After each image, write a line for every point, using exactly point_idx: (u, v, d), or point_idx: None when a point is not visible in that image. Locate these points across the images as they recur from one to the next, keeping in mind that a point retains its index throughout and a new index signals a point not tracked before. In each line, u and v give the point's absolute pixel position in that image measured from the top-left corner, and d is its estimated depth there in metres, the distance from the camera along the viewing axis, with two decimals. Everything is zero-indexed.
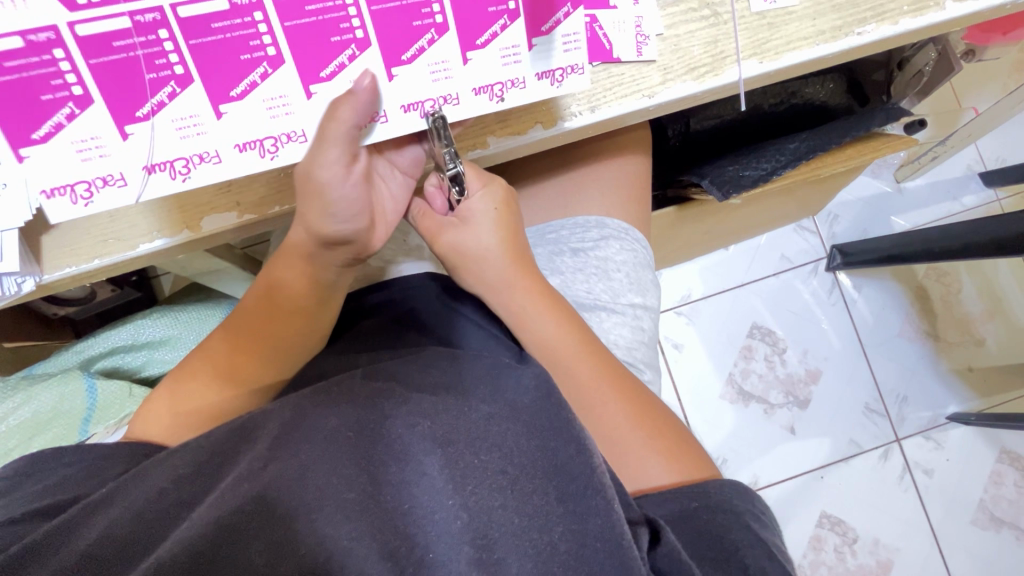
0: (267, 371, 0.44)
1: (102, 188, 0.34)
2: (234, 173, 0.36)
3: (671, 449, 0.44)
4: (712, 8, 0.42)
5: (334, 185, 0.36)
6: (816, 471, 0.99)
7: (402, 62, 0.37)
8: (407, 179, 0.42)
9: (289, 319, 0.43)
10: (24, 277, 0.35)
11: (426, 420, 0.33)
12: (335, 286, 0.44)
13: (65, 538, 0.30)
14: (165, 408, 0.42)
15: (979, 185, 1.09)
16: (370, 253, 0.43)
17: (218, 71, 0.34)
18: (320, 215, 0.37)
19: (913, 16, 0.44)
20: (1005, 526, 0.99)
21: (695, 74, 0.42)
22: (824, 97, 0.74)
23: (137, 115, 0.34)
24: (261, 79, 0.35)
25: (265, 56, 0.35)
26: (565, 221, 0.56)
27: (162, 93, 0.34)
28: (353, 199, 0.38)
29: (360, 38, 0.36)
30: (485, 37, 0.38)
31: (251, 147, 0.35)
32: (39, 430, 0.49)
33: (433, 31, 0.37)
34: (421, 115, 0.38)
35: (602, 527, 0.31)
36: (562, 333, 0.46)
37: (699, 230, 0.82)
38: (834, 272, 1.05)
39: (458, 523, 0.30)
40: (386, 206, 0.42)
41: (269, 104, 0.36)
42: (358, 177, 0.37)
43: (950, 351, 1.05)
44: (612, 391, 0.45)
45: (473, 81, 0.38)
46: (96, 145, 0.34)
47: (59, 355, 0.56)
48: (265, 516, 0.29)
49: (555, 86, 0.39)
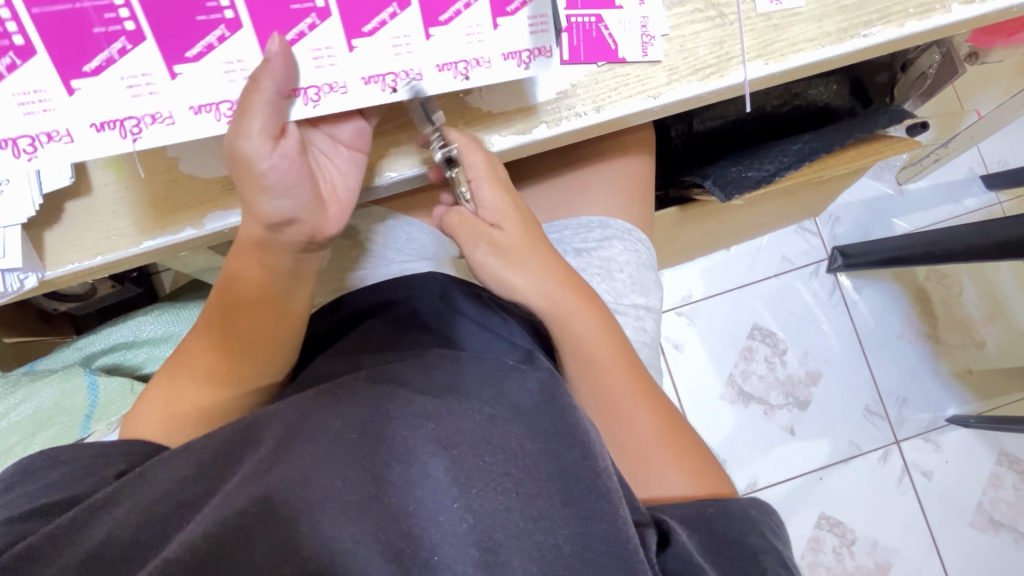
0: (250, 369, 0.43)
1: (47, 144, 0.33)
2: (188, 136, 0.35)
3: (695, 465, 0.45)
4: (718, 9, 0.42)
5: (259, 156, 0.34)
6: (816, 472, 0.99)
7: (362, 34, 0.36)
8: (354, 153, 0.38)
9: (258, 313, 0.43)
10: (27, 273, 0.36)
11: (431, 422, 0.33)
12: (297, 274, 0.43)
13: (69, 538, 0.30)
14: (153, 416, 0.42)
15: (981, 187, 1.09)
16: (327, 235, 0.40)
17: (172, 29, 0.33)
18: (257, 194, 0.36)
19: (919, 19, 0.44)
20: (1003, 529, 1.00)
21: (700, 75, 0.42)
22: (827, 99, 0.74)
23: (85, 70, 0.32)
24: (218, 41, 0.34)
25: (222, 18, 0.34)
26: (569, 221, 0.56)
27: (112, 49, 0.33)
28: (285, 172, 0.35)
29: (321, 7, 0.35)
30: (448, 13, 0.37)
31: (206, 110, 0.34)
32: (41, 427, 0.49)
33: (394, 5, 0.36)
34: (383, 88, 0.37)
35: (608, 532, 0.31)
36: (604, 346, 0.46)
37: (702, 230, 0.81)
38: (835, 273, 1.05)
39: (464, 525, 0.30)
40: (337, 185, 0.39)
41: (227, 67, 0.34)
42: (287, 149, 0.35)
43: (950, 353, 1.05)
44: (644, 405, 0.46)
45: (435, 56, 0.37)
46: (39, 99, 0.32)
47: (60, 351, 0.56)
48: (269, 518, 0.29)
49: (521, 67, 0.38)
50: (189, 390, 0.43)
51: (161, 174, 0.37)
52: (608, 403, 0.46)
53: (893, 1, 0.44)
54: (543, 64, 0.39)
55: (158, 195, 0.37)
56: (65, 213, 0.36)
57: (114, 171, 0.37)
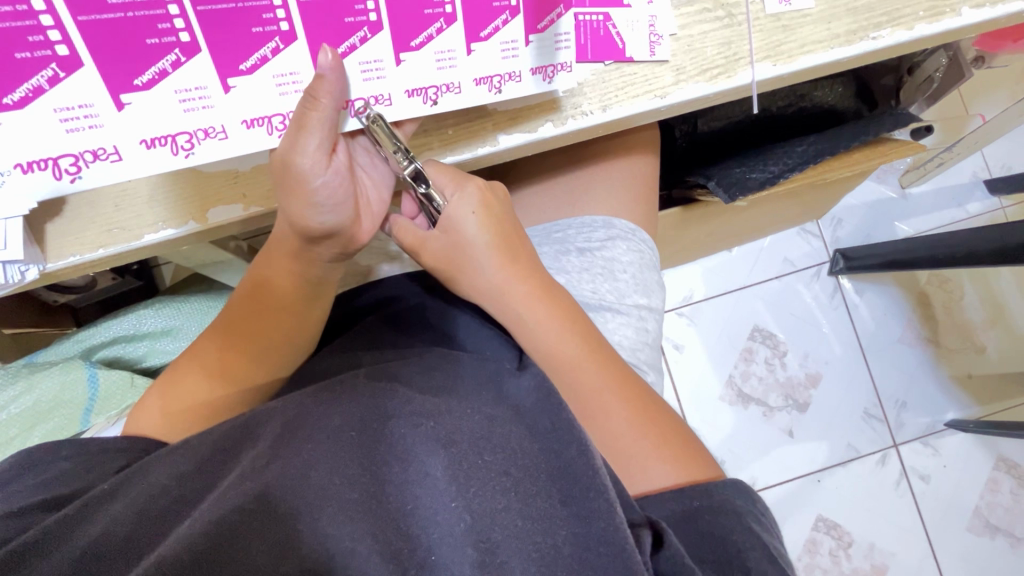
0: (266, 367, 0.45)
1: (92, 163, 0.33)
2: (240, 150, 0.35)
3: (677, 453, 0.43)
4: (727, 9, 0.42)
5: (315, 174, 0.36)
6: (813, 475, 0.99)
7: (410, 49, 0.37)
8: (387, 170, 0.42)
9: (283, 315, 0.44)
10: (28, 265, 0.35)
11: (430, 420, 0.33)
12: (324, 280, 0.45)
13: (64, 535, 0.30)
14: (162, 404, 0.42)
15: (984, 193, 1.09)
16: (358, 246, 0.43)
17: (226, 42, 0.33)
18: (305, 207, 0.37)
19: (929, 22, 0.44)
20: (999, 533, 1.00)
21: (708, 75, 0.42)
22: (832, 101, 0.74)
23: (135, 84, 0.32)
24: (271, 55, 0.34)
25: (277, 31, 0.34)
26: (573, 220, 0.56)
27: (166, 61, 0.33)
28: (334, 189, 0.38)
29: (373, 20, 0.36)
30: (488, 29, 0.38)
31: (258, 124, 0.35)
32: (41, 419, 0.49)
33: (442, 20, 0.37)
34: (424, 101, 0.38)
35: (605, 530, 0.31)
36: (563, 340, 0.45)
37: (705, 230, 0.81)
38: (837, 276, 1.05)
39: (462, 525, 0.30)
40: (371, 198, 0.42)
41: (279, 81, 0.35)
42: (338, 167, 0.37)
43: (950, 357, 1.05)
44: (619, 401, 0.44)
45: (474, 71, 0.38)
46: (84, 113, 0.32)
47: (60, 343, 0.56)
48: (269, 516, 0.29)
49: (546, 82, 0.39)
50: (201, 381, 0.43)
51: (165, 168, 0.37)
52: (583, 400, 0.44)
53: (903, 3, 0.44)
54: (568, 78, 0.40)
55: (163, 191, 0.37)
56: (66, 205, 0.36)
57: None
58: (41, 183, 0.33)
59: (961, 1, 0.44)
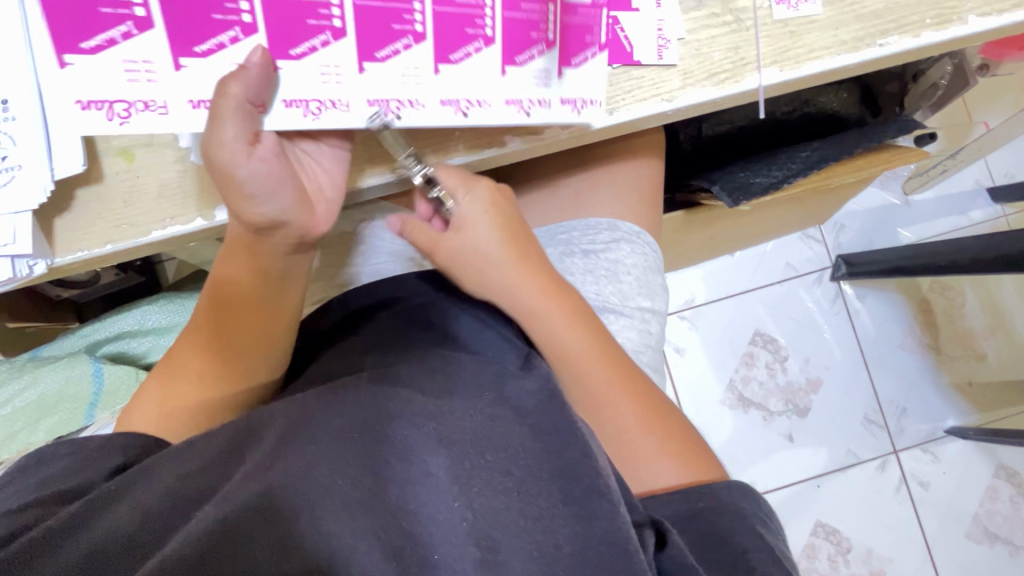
0: (244, 368, 0.44)
1: (140, 112, 0.33)
2: (274, 126, 0.36)
3: (680, 448, 0.44)
4: (734, 15, 0.42)
5: (237, 163, 0.34)
6: (813, 480, 0.99)
7: (449, 61, 0.38)
8: (338, 150, 0.38)
9: (247, 314, 0.43)
10: (36, 259, 0.36)
11: (431, 421, 0.33)
12: (288, 274, 0.42)
13: (70, 535, 0.30)
14: (149, 412, 0.42)
15: (987, 200, 1.09)
16: (317, 233, 0.40)
17: (283, 29, 0.35)
18: (241, 200, 0.35)
19: (934, 30, 0.44)
20: (998, 541, 1.00)
21: (715, 80, 0.42)
22: (835, 108, 0.74)
23: (195, 50, 0.34)
24: (321, 46, 0.36)
25: (329, 26, 0.36)
26: (578, 222, 0.56)
27: (225, 36, 0.34)
28: (265, 176, 0.35)
29: (418, 31, 0.37)
30: (524, 54, 0.39)
31: (296, 105, 0.36)
32: (45, 414, 0.49)
33: (480, 41, 0.39)
34: (457, 111, 0.39)
35: (608, 531, 0.31)
36: (569, 336, 0.45)
37: (707, 234, 0.81)
38: (839, 282, 1.05)
39: (464, 523, 0.30)
40: (322, 182, 0.38)
41: (323, 70, 0.36)
42: (265, 154, 0.35)
43: (951, 365, 1.05)
44: (621, 397, 0.44)
45: (506, 90, 0.39)
46: (145, 68, 0.33)
47: (66, 338, 0.56)
48: (269, 515, 0.29)
49: (574, 113, 0.40)
50: (185, 387, 0.43)
51: (173, 165, 0.37)
52: (586, 398, 0.44)
53: (910, 11, 0.44)
54: (595, 111, 0.41)
55: (170, 189, 0.37)
56: (75, 201, 0.36)
57: (127, 160, 0.37)
58: (94, 122, 0.33)
59: (968, 10, 0.44)
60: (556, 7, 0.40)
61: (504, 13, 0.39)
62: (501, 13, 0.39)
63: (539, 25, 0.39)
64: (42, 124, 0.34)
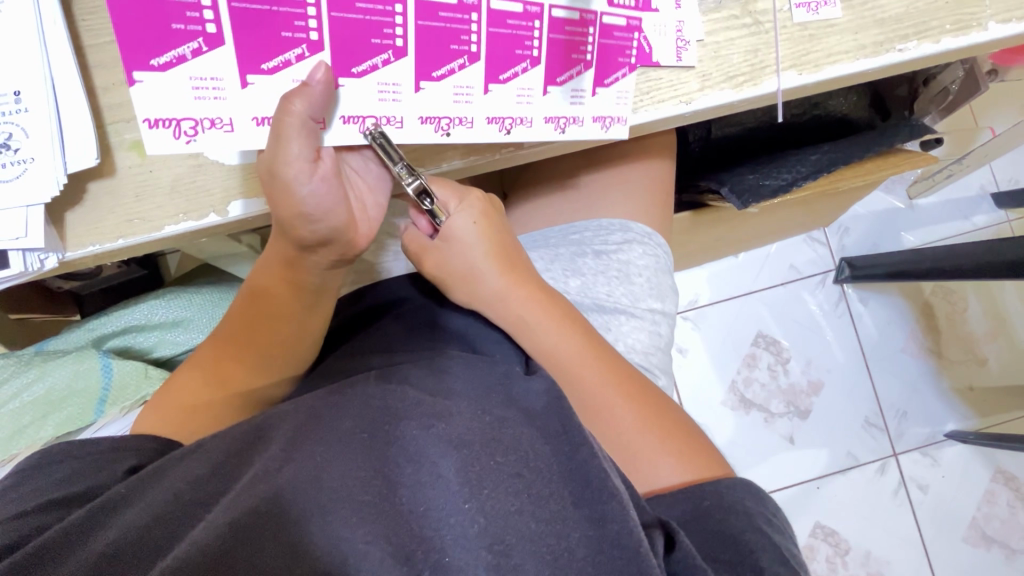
0: (268, 372, 0.45)
1: (208, 129, 0.34)
2: (332, 142, 0.37)
3: (685, 449, 0.43)
4: (755, 17, 0.42)
5: (299, 183, 0.35)
6: (812, 481, 1.00)
7: (498, 81, 0.39)
8: (382, 170, 0.40)
9: (283, 323, 0.44)
10: (48, 253, 0.36)
11: (441, 422, 0.32)
12: (324, 287, 0.44)
13: (83, 538, 0.30)
14: (166, 414, 0.41)
15: (991, 206, 1.10)
16: (357, 250, 0.42)
17: (346, 46, 0.36)
18: (296, 217, 0.36)
19: (955, 36, 0.44)
20: (994, 544, 1.00)
21: (734, 82, 0.42)
22: (845, 110, 0.74)
23: (262, 68, 0.34)
24: (382, 65, 0.37)
25: (391, 45, 0.36)
26: (590, 222, 0.56)
27: (292, 53, 0.35)
28: (323, 198, 0.36)
29: (473, 52, 0.38)
30: (564, 75, 0.41)
31: (355, 122, 0.37)
32: (54, 408, 0.49)
33: (527, 62, 0.40)
34: (500, 129, 0.40)
35: (619, 533, 0.31)
36: (564, 341, 0.45)
37: (713, 235, 0.81)
38: (842, 285, 1.06)
39: (475, 527, 0.29)
40: (366, 202, 0.41)
41: (381, 88, 0.37)
42: (326, 174, 0.36)
43: (952, 369, 1.06)
44: (624, 400, 0.44)
45: (546, 109, 0.41)
46: (213, 86, 0.34)
47: (71, 332, 0.56)
48: (279, 518, 0.28)
49: (603, 131, 0.42)
50: (206, 389, 0.43)
51: (186, 159, 0.37)
52: (586, 398, 0.44)
53: (930, 16, 0.44)
54: (622, 128, 0.42)
55: (183, 186, 0.37)
56: (88, 196, 0.36)
57: (139, 154, 0.36)
58: (161, 140, 0.33)
59: (987, 16, 0.44)
60: (596, 28, 0.40)
61: (549, 34, 0.40)
62: (547, 34, 0.40)
63: (581, 47, 0.40)
64: (56, 120, 0.35)
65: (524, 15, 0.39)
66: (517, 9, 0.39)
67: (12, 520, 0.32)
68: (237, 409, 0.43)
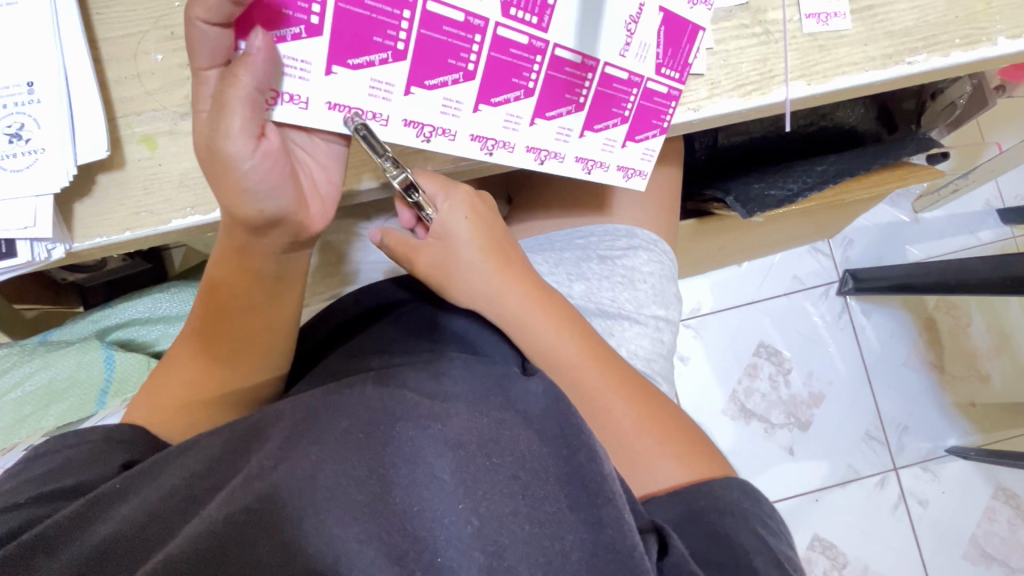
0: (238, 368, 0.43)
1: (284, 103, 0.35)
2: (388, 139, 0.38)
3: (683, 450, 0.43)
4: (764, 26, 0.43)
5: (237, 158, 0.32)
6: (811, 494, 0.99)
7: (544, 118, 0.41)
8: (334, 145, 0.38)
9: (242, 315, 0.41)
10: (55, 244, 0.36)
11: (437, 422, 0.32)
12: (281, 275, 0.41)
13: (75, 535, 0.30)
14: (150, 409, 0.42)
15: (996, 221, 1.10)
16: (313, 232, 0.38)
17: (426, 60, 0.37)
18: (239, 196, 0.33)
19: (964, 50, 0.44)
20: (994, 563, 0.99)
21: (741, 91, 0.43)
22: (854, 122, 0.74)
23: (348, 62, 0.35)
24: (451, 83, 0.38)
25: (463, 69, 0.38)
26: (596, 227, 0.56)
27: (377, 55, 0.36)
28: (264, 173, 0.33)
29: (529, 88, 0.40)
30: (601, 124, 0.42)
31: (414, 125, 0.38)
32: (57, 399, 0.50)
33: (572, 106, 0.41)
34: (536, 158, 0.42)
35: (614, 539, 0.30)
36: (561, 339, 0.45)
37: (716, 244, 0.81)
38: (845, 296, 1.05)
39: (469, 528, 0.29)
40: (318, 179, 0.37)
41: (445, 103, 0.38)
42: (267, 149, 0.33)
43: (954, 384, 1.05)
44: (621, 401, 0.44)
45: (580, 150, 0.43)
46: (301, 69, 0.34)
47: (75, 323, 0.56)
48: (272, 517, 0.28)
49: (624, 179, 0.45)
50: (189, 387, 0.42)
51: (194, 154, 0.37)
52: (585, 396, 0.44)
53: (942, 29, 0.44)
54: (641, 181, 0.45)
55: (190, 180, 0.37)
56: (95, 188, 0.36)
57: (148, 147, 0.37)
58: None
59: (997, 32, 0.44)
60: (639, 90, 0.42)
61: (597, 87, 0.41)
62: (596, 86, 0.41)
63: (621, 103, 0.42)
64: (68, 112, 0.35)
65: (579, 65, 0.40)
66: (575, 58, 0.40)
67: (8, 512, 0.32)
68: (228, 409, 0.43)
